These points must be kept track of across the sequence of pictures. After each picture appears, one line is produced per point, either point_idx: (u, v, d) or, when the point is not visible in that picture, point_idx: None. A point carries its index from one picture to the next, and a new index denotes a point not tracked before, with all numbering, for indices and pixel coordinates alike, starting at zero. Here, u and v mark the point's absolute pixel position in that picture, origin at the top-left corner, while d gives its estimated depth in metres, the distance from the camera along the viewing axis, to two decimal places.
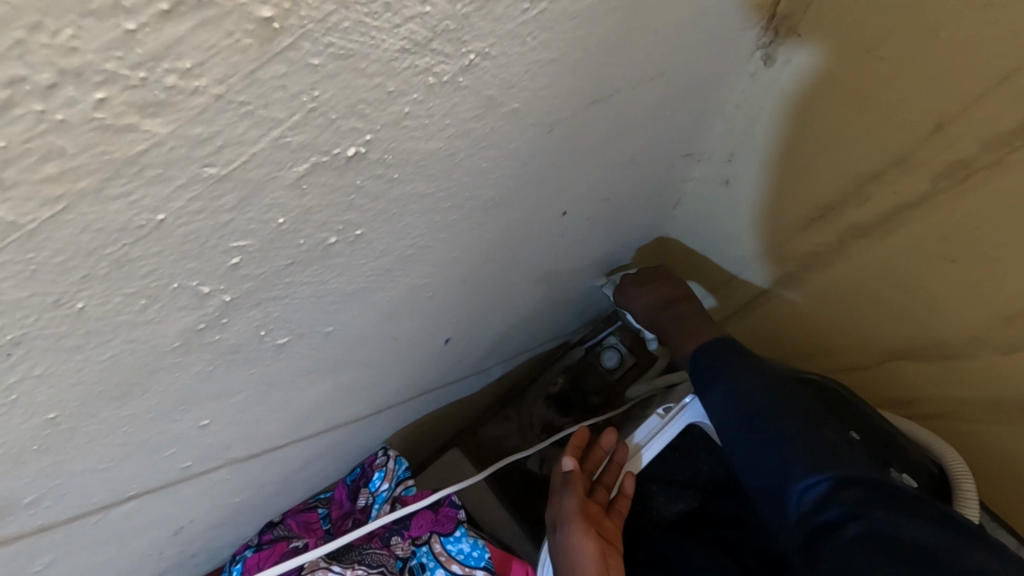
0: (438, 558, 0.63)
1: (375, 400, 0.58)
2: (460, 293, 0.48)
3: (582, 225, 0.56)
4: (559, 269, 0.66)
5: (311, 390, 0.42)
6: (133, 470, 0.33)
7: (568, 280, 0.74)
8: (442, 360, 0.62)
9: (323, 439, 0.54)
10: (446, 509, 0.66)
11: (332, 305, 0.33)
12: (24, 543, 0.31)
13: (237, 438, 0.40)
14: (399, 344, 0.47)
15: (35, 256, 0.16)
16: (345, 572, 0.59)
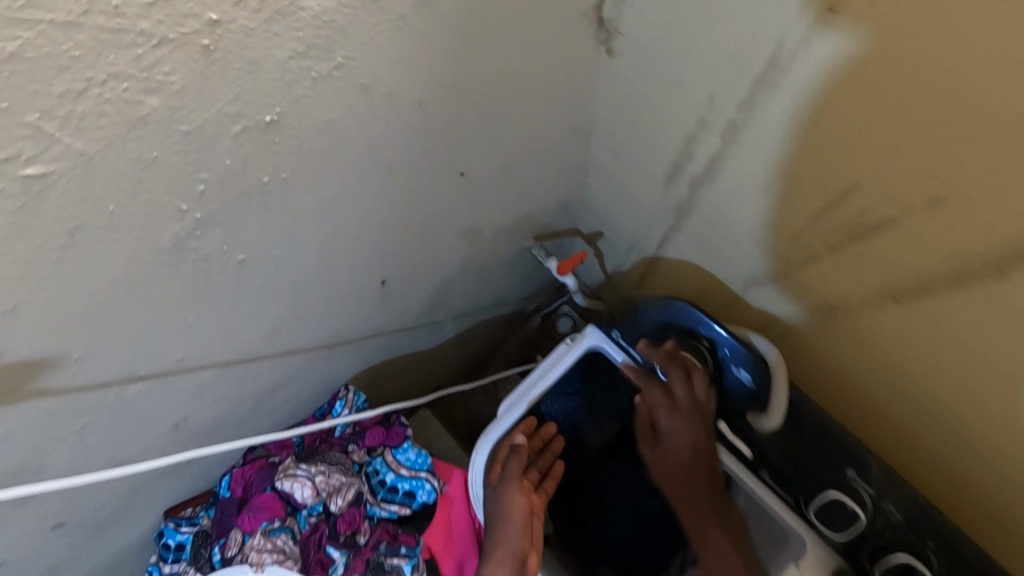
0: (388, 464, 0.78)
1: (331, 333, 0.73)
2: (386, 238, 0.63)
3: (486, 186, 0.71)
4: (481, 227, 0.81)
5: (271, 309, 0.57)
6: (142, 352, 0.48)
7: (495, 239, 0.89)
8: (385, 302, 0.77)
9: (289, 362, 0.69)
10: (396, 426, 0.81)
11: (276, 233, 0.47)
12: (70, 398, 0.46)
13: (217, 342, 0.55)
14: (340, 278, 0.62)
15: (91, 173, 0.31)
16: (311, 469, 0.72)
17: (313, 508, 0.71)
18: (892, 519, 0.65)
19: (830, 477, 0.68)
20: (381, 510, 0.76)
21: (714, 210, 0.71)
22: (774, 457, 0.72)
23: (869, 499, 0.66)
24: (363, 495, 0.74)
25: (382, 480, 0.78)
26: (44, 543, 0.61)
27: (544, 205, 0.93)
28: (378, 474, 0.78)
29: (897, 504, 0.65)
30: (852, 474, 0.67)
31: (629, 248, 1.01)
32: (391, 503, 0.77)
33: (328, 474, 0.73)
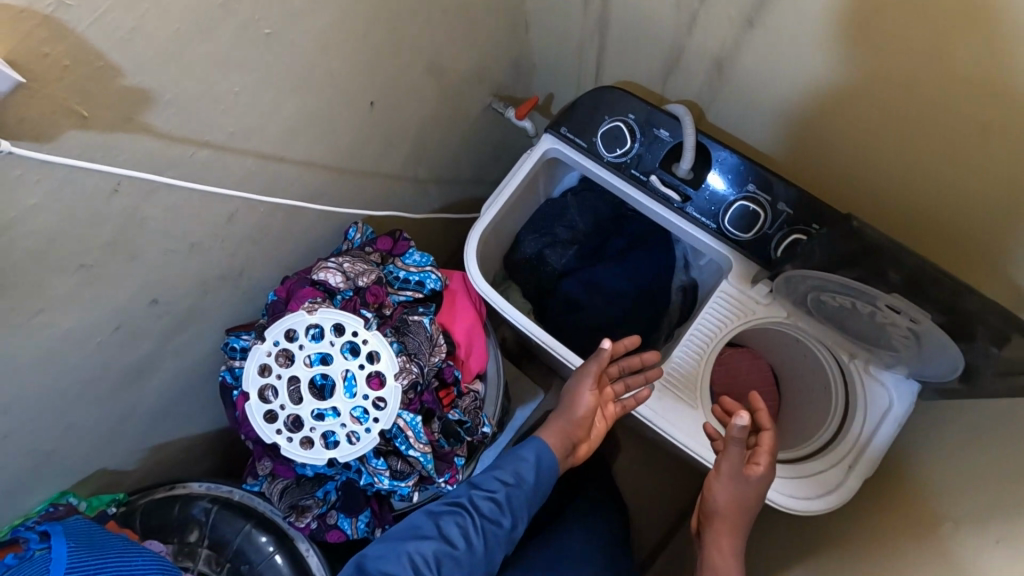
0: (398, 266, 0.97)
1: (336, 155, 0.92)
2: (369, 51, 0.82)
3: (439, 16, 0.90)
4: (443, 67, 1.00)
5: (290, 102, 0.76)
6: (208, 114, 0.66)
7: (455, 85, 1.08)
8: (373, 130, 0.96)
9: (308, 174, 0.88)
10: (402, 240, 1.00)
11: (290, 12, 0.66)
12: (165, 146, 0.64)
13: (255, 125, 0.73)
14: (337, 85, 0.81)
15: None
16: (337, 262, 0.91)
17: (345, 291, 0.90)
18: (785, 215, 0.85)
19: (738, 193, 0.87)
20: (399, 295, 0.94)
21: (621, 10, 0.90)
22: (699, 195, 0.90)
23: (767, 203, 0.86)
24: (382, 279, 0.93)
25: (396, 275, 0.96)
26: (144, 318, 0.80)
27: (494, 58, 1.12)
28: (392, 273, 0.97)
29: (787, 203, 0.85)
30: (752, 188, 0.87)
31: (572, 94, 1.21)
32: (406, 290, 0.96)
33: (351, 263, 0.92)
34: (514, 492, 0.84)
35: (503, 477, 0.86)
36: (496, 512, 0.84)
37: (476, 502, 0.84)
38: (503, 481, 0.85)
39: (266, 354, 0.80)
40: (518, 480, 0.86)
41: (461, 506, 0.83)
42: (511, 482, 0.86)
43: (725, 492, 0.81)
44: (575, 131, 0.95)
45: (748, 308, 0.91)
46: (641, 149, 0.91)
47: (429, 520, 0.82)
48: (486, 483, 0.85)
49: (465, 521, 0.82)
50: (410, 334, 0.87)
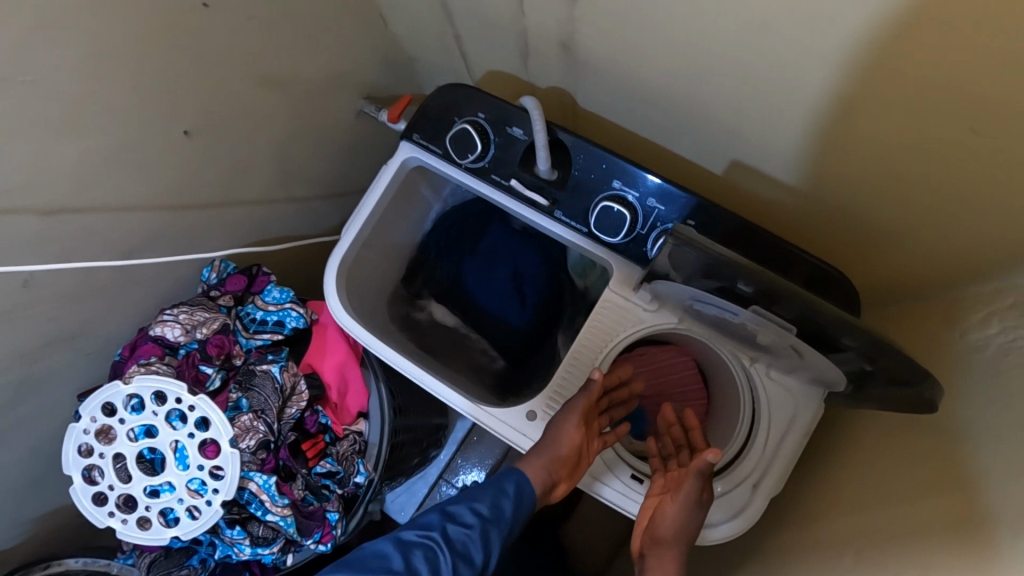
0: (257, 305, 0.89)
1: (165, 195, 0.82)
2: (159, 75, 0.73)
3: (249, 25, 0.80)
4: (281, 78, 0.90)
5: (62, 149, 0.66)
6: None
7: (309, 96, 0.97)
8: (208, 161, 0.86)
9: (129, 222, 0.79)
10: (260, 276, 0.91)
11: (13, 49, 0.56)
12: None
13: (18, 183, 0.63)
14: (126, 120, 0.72)
15: None
16: (176, 312, 0.82)
17: (187, 344, 0.81)
18: (656, 212, 0.76)
19: (602, 192, 0.77)
20: (254, 340, 0.86)
21: None
22: (564, 197, 0.80)
23: (635, 201, 0.76)
24: (230, 326, 0.85)
25: (253, 317, 0.88)
26: None
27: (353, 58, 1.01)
28: (249, 313, 0.88)
29: (657, 199, 0.76)
30: (618, 185, 0.77)
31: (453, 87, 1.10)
32: (263, 333, 0.88)
33: (190, 312, 0.82)
34: (495, 529, 0.69)
35: (479, 507, 0.71)
36: (472, 550, 0.68)
37: (449, 536, 0.68)
38: (480, 512, 0.70)
39: (84, 432, 0.71)
40: (495, 515, 0.71)
41: (432, 540, 0.67)
42: (488, 517, 0.71)
43: (677, 516, 0.72)
44: (427, 138, 0.84)
45: (635, 317, 0.81)
46: (498, 150, 0.81)
47: (397, 548, 0.65)
48: (462, 514, 0.70)
49: (435, 557, 0.65)
50: (256, 388, 0.79)
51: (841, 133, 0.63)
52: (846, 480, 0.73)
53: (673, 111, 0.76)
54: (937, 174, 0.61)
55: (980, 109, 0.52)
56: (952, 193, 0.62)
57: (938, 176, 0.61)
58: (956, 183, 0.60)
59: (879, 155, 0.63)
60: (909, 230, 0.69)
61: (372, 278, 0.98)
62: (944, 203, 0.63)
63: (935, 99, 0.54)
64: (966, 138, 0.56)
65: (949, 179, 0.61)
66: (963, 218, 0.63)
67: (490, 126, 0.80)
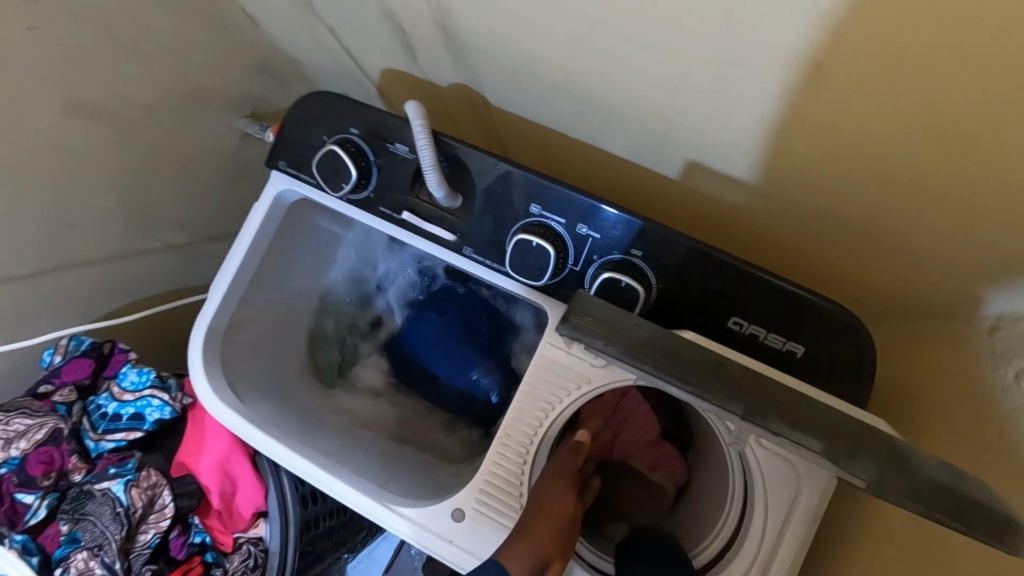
0: (112, 394, 0.70)
1: None
2: None
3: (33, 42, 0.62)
4: (107, 105, 0.72)
5: None
6: None
7: (161, 122, 0.79)
8: (24, 216, 0.69)
9: None
10: (117, 355, 0.73)
11: None
12: None
13: None
14: None
15: None
16: None
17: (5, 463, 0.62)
18: (590, 242, 0.57)
19: (517, 220, 0.58)
20: (106, 442, 0.68)
21: None
22: (473, 229, 0.61)
23: (560, 228, 0.57)
24: (63, 431, 0.65)
25: (105, 411, 0.69)
26: None
27: (217, 71, 0.83)
28: (100, 407, 0.69)
29: (590, 225, 0.56)
30: (537, 210, 0.58)
31: (352, 93, 0.91)
32: (116, 432, 0.68)
33: (4, 420, 0.62)
34: None
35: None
36: None
37: None
38: None
39: None
40: None
41: None
42: None
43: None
44: (294, 166, 0.66)
45: (579, 378, 0.62)
46: (381, 176, 0.62)
47: None
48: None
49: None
50: (91, 518, 0.61)
51: (815, 115, 0.45)
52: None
53: (597, 105, 0.58)
54: (960, 165, 0.42)
55: (1017, 68, 0.33)
56: (984, 191, 0.42)
57: (960, 170, 0.42)
58: (986, 178, 0.41)
59: (870, 142, 0.44)
60: (923, 241, 0.50)
61: (265, 342, 0.78)
62: (969, 205, 0.44)
63: (946, 59, 0.35)
64: (998, 112, 0.37)
65: (978, 173, 0.41)
66: (1002, 224, 0.44)
67: (367, 144, 0.61)
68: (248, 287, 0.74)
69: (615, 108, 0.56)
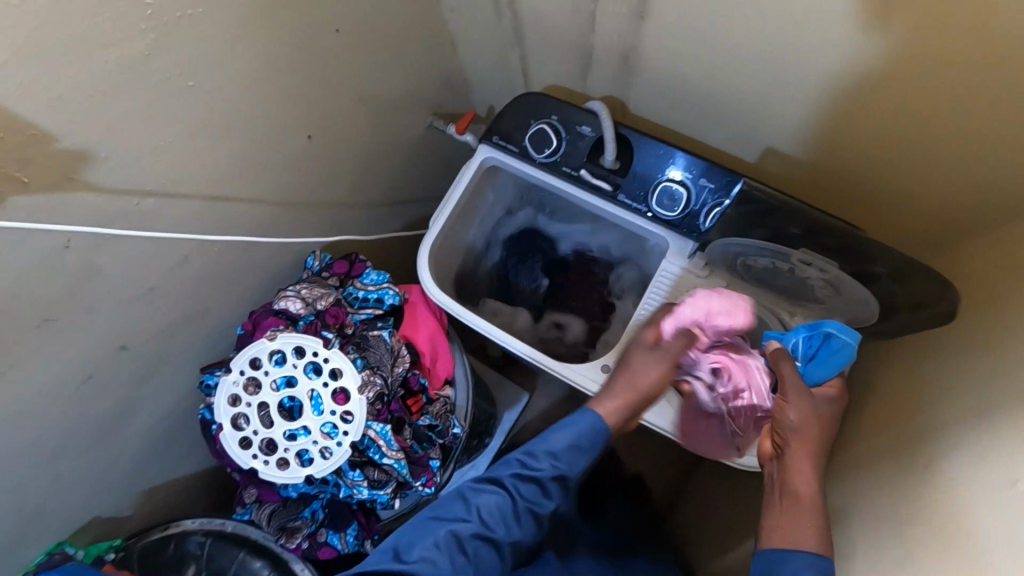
0: (358, 286, 1.01)
1: (288, 190, 0.96)
2: (296, 91, 0.88)
3: (361, 49, 0.96)
4: (377, 94, 1.06)
5: (220, 148, 0.80)
6: (148, 165, 0.71)
7: (395, 110, 1.13)
8: (321, 162, 1.01)
9: (260, 211, 0.93)
10: (358, 262, 1.04)
11: (208, 63, 0.71)
12: (115, 199, 0.69)
13: (195, 171, 0.78)
14: (270, 123, 0.86)
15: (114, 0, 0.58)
16: (298, 287, 0.96)
17: (307, 316, 0.95)
18: (707, 190, 0.91)
19: (660, 175, 0.93)
20: (360, 314, 0.99)
21: (530, 17, 0.96)
22: (627, 182, 0.95)
23: (688, 181, 0.92)
24: (342, 301, 0.98)
25: (356, 295, 1.01)
26: (114, 368, 0.85)
27: (432, 79, 1.18)
28: (352, 293, 1.01)
29: (708, 178, 0.91)
30: (673, 169, 0.93)
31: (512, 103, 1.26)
32: (366, 308, 1.00)
33: (308, 287, 0.97)
34: (557, 480, 0.80)
35: (557, 452, 0.80)
36: (536, 497, 0.80)
37: (518, 483, 0.80)
38: (550, 464, 0.80)
39: (235, 383, 0.85)
40: (560, 461, 0.80)
41: (502, 484, 0.81)
42: (554, 461, 0.80)
43: (800, 419, 0.75)
44: (508, 140, 1.01)
45: (690, 281, 0.94)
46: (568, 146, 0.97)
47: (474, 489, 0.81)
48: (533, 461, 0.81)
49: (517, 503, 0.79)
50: (371, 348, 0.93)
51: (868, 117, 0.79)
52: (889, 414, 0.84)
53: (721, 109, 0.92)
54: (952, 146, 0.75)
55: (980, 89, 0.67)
56: (963, 163, 0.76)
57: (949, 149, 0.76)
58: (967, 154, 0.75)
59: (899, 133, 0.78)
60: (927, 198, 0.84)
61: (449, 270, 1.10)
62: (957, 171, 0.78)
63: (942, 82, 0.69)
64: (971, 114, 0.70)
65: (960, 151, 0.75)
66: (975, 182, 0.77)
67: (563, 125, 0.97)
68: (451, 223, 1.07)
69: (734, 111, 0.91)
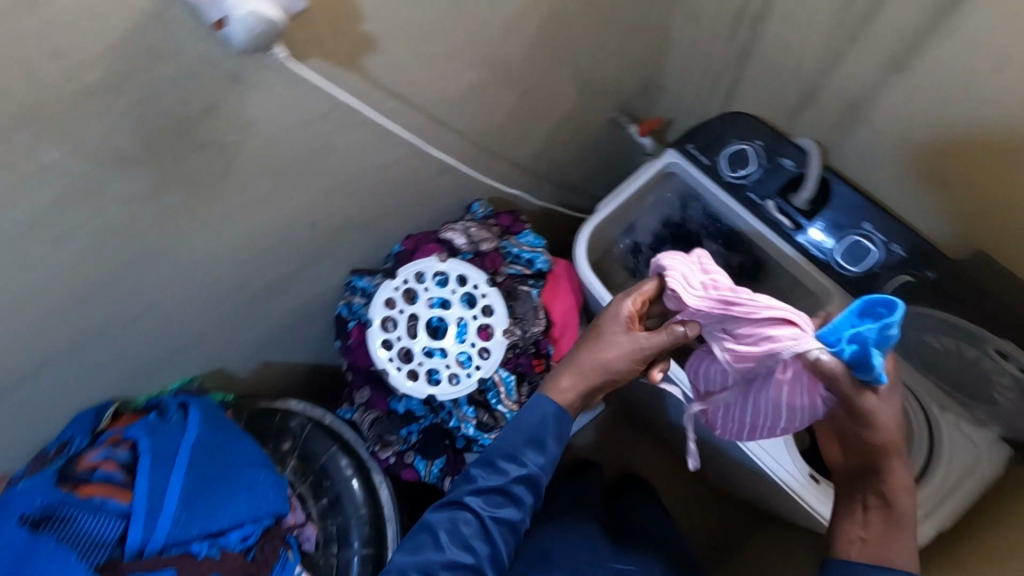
0: (513, 243, 1.03)
1: (488, 136, 1.02)
2: (536, 47, 0.94)
3: (598, 28, 1.01)
4: (589, 75, 1.11)
5: (462, 76, 0.86)
6: (410, 70, 0.78)
7: (595, 95, 1.17)
8: (522, 120, 1.06)
9: (461, 146, 0.99)
10: (518, 222, 1.08)
11: None
12: (376, 89, 0.76)
13: (437, 89, 0.85)
14: (505, 69, 0.92)
15: None
16: (465, 226, 1.01)
17: (466, 253, 1.00)
18: (897, 257, 0.89)
19: (850, 229, 0.92)
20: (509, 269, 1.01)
21: (767, 42, 0.98)
22: (812, 226, 0.95)
23: (880, 242, 0.90)
24: (501, 250, 1.03)
25: (510, 251, 1.02)
26: (299, 238, 0.91)
27: (635, 79, 1.22)
28: (506, 248, 1.03)
29: (901, 247, 0.89)
30: (867, 227, 0.91)
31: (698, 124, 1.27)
32: (515, 266, 1.02)
33: (474, 228, 1.02)
34: (521, 489, 0.73)
35: (516, 457, 0.73)
36: (507, 510, 0.73)
37: (482, 498, 0.73)
38: (512, 473, 0.72)
39: (394, 289, 0.90)
40: (520, 473, 0.72)
41: (466, 505, 0.73)
42: (511, 467, 0.73)
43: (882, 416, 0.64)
44: (702, 152, 1.03)
45: None
46: (762, 174, 0.98)
47: (439, 514, 0.73)
48: (492, 470, 0.73)
49: (482, 516, 0.72)
50: (518, 301, 0.97)
51: None
52: None
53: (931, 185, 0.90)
54: None
55: None
56: None
57: None
58: None
59: None
60: None
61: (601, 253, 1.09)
62: None
63: None
64: None
65: None
66: None
67: (765, 153, 0.98)
68: (619, 211, 1.07)
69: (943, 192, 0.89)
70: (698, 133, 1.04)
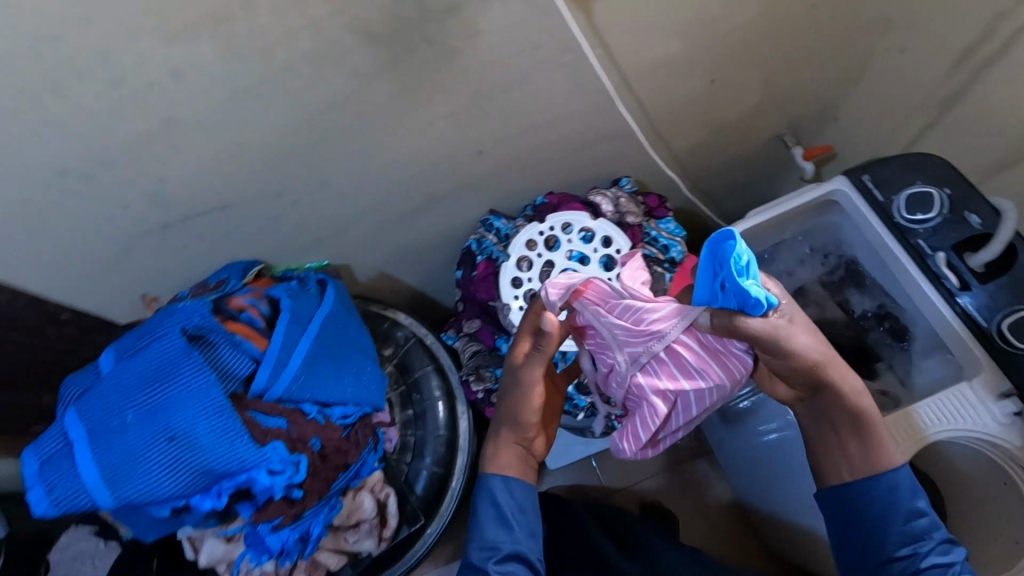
0: (654, 227, 1.03)
1: (663, 116, 1.02)
2: (745, 37, 0.93)
3: (807, 36, 0.98)
4: (777, 83, 1.08)
5: (670, 45, 0.87)
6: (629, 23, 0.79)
7: (774, 105, 1.14)
8: (698, 110, 1.05)
9: (636, 117, 0.99)
10: (663, 208, 1.07)
11: None
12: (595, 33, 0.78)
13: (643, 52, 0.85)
14: (708, 51, 0.92)
15: None
16: (614, 195, 1.03)
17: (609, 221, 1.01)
18: None
19: None
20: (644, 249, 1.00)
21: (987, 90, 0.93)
22: (983, 291, 0.88)
23: None
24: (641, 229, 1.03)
25: (649, 233, 1.02)
26: (465, 161, 0.95)
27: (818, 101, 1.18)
28: (646, 229, 1.02)
29: None
30: None
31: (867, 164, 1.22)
32: (650, 247, 1.01)
33: (622, 200, 1.02)
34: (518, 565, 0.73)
35: (496, 546, 0.74)
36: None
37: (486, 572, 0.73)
38: (501, 548, 0.74)
39: (540, 233, 0.95)
40: (507, 553, 0.74)
41: None
42: (499, 553, 0.74)
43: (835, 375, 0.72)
44: (878, 187, 0.98)
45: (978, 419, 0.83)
46: (940, 224, 0.92)
47: None
48: (480, 554, 0.74)
49: None
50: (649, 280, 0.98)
51: None
52: None
53: None
54: None
55: None
56: None
57: None
58: None
59: None
60: None
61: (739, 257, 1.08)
62: None
63: None
64: None
65: None
66: None
67: (952, 204, 0.92)
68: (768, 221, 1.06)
69: None
70: (882, 167, 0.99)
